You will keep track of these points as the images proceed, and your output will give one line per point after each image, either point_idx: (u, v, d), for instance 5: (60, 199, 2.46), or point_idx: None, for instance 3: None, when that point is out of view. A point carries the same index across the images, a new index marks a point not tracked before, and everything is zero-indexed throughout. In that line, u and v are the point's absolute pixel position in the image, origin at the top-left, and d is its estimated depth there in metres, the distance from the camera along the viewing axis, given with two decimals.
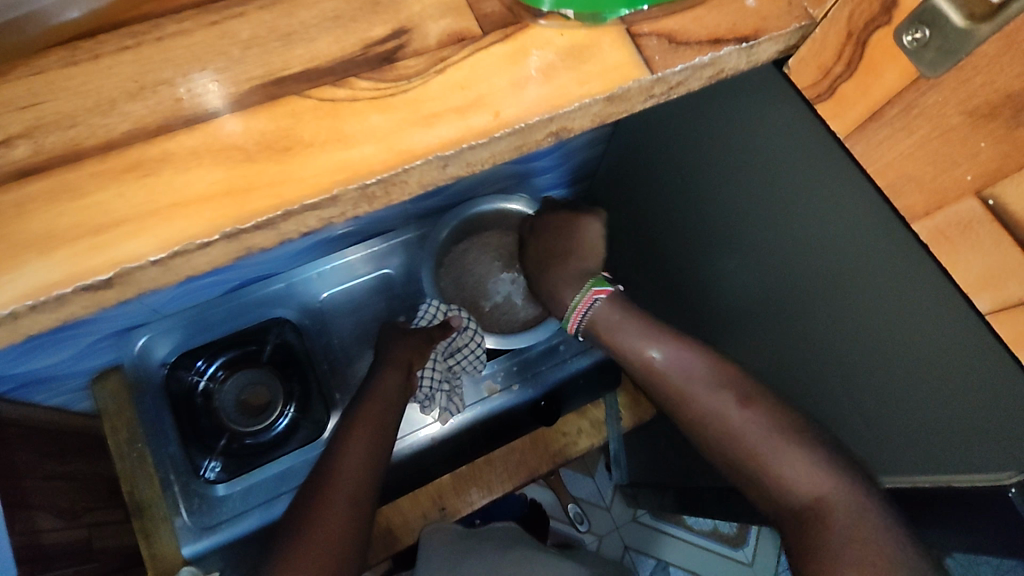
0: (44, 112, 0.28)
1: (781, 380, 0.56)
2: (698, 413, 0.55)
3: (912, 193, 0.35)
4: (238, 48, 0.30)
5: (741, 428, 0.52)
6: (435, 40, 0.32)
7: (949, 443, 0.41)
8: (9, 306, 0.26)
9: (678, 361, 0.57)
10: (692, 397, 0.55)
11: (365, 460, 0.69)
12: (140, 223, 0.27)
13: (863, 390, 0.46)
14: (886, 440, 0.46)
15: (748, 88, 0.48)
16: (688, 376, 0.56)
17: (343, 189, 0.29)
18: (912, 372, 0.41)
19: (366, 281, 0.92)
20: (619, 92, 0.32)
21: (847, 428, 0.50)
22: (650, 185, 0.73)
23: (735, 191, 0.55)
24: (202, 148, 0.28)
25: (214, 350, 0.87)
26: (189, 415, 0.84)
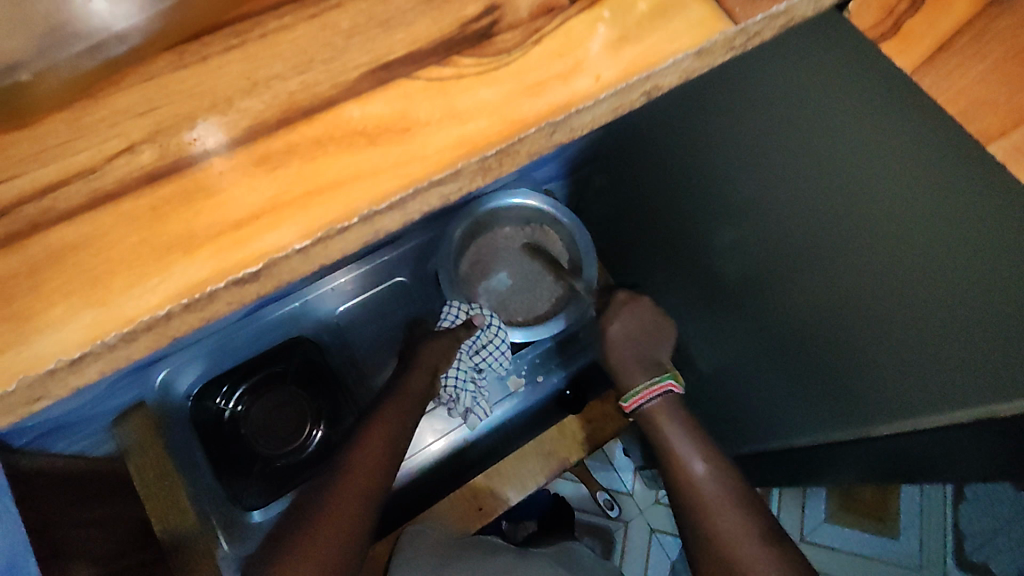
0: (163, 116, 0.28)
1: (811, 332, 0.58)
2: (720, 528, 0.62)
3: (985, 116, 0.34)
4: (341, 38, 0.30)
5: (752, 553, 0.59)
6: (527, 12, 0.32)
7: (980, 358, 0.42)
8: (165, 306, 0.26)
9: (713, 480, 0.66)
10: (718, 510, 0.63)
11: (382, 457, 0.68)
12: (279, 215, 0.27)
13: (897, 335, 0.48)
14: (908, 381, 0.48)
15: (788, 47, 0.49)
16: (718, 493, 0.65)
17: (466, 162, 0.29)
18: (949, 302, 0.43)
19: (377, 292, 0.96)
20: (707, 46, 0.33)
21: (876, 366, 0.51)
22: (663, 164, 0.75)
23: (760, 156, 0.57)
24: (326, 137, 0.29)
25: (239, 376, 0.89)
26: (217, 444, 0.86)
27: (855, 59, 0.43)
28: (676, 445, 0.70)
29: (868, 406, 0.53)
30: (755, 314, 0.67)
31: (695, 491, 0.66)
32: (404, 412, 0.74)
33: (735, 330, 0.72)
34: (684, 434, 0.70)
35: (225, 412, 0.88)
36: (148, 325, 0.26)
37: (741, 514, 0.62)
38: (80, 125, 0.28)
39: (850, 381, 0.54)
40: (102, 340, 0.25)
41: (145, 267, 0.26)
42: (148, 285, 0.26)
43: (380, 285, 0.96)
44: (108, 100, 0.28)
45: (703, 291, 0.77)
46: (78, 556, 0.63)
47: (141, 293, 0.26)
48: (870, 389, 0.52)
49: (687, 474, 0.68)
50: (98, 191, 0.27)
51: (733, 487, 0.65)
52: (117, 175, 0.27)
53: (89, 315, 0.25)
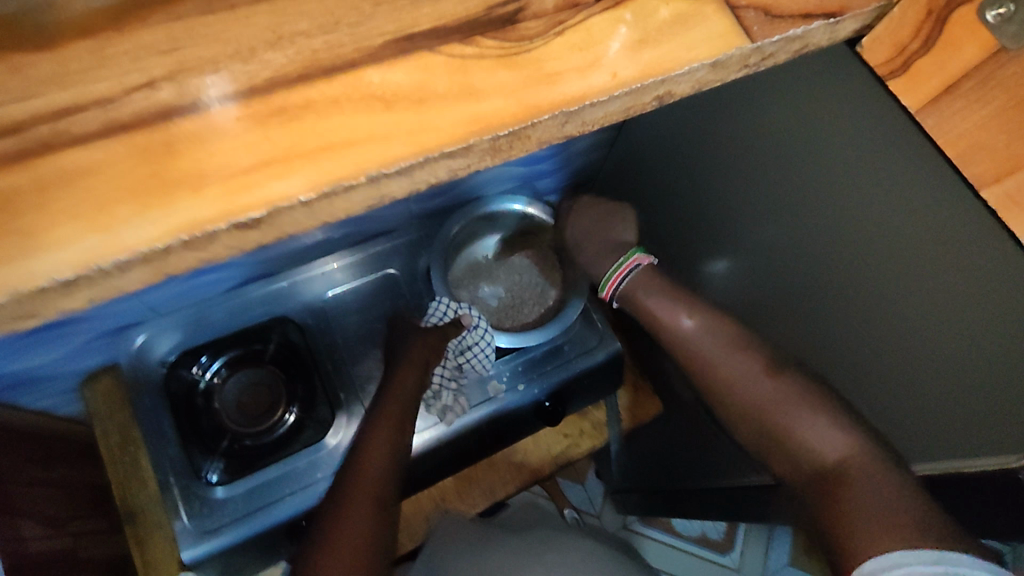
0: (186, 56, 0.29)
1: (808, 362, 0.57)
2: (727, 377, 0.63)
3: (981, 161, 0.36)
4: (369, 5, 0.31)
5: (757, 390, 0.60)
6: (551, 5, 0.33)
7: (968, 410, 0.41)
8: (164, 240, 0.26)
9: (701, 330, 0.67)
10: (717, 358, 0.64)
11: (383, 468, 0.71)
12: (289, 164, 0.27)
13: (889, 369, 0.47)
14: (907, 417, 0.47)
15: (799, 81, 0.49)
16: (710, 343, 0.65)
17: (478, 138, 0.30)
18: (933, 344, 0.43)
19: (368, 282, 0.91)
20: (723, 59, 0.34)
21: (881, 407, 0.50)
22: (671, 183, 0.74)
23: (760, 185, 0.56)
24: (343, 97, 0.29)
25: (218, 348, 0.85)
26: (189, 416, 0.82)
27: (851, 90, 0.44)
28: (658, 312, 0.70)
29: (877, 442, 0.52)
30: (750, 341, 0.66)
31: (686, 347, 0.67)
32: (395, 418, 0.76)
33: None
34: (666, 296, 0.71)
35: (201, 381, 0.84)
36: (144, 257, 0.26)
37: (747, 355, 0.62)
38: (103, 54, 0.28)
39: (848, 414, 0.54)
40: (98, 266, 0.25)
41: (151, 199, 0.26)
42: (150, 218, 0.26)
43: (369, 276, 0.92)
44: (134, 34, 0.28)
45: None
46: (29, 516, 0.67)
47: (142, 225, 0.26)
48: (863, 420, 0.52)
49: (676, 331, 0.69)
50: (113, 120, 0.27)
51: (733, 334, 0.64)
52: (134, 107, 0.27)
53: (89, 240, 0.25)
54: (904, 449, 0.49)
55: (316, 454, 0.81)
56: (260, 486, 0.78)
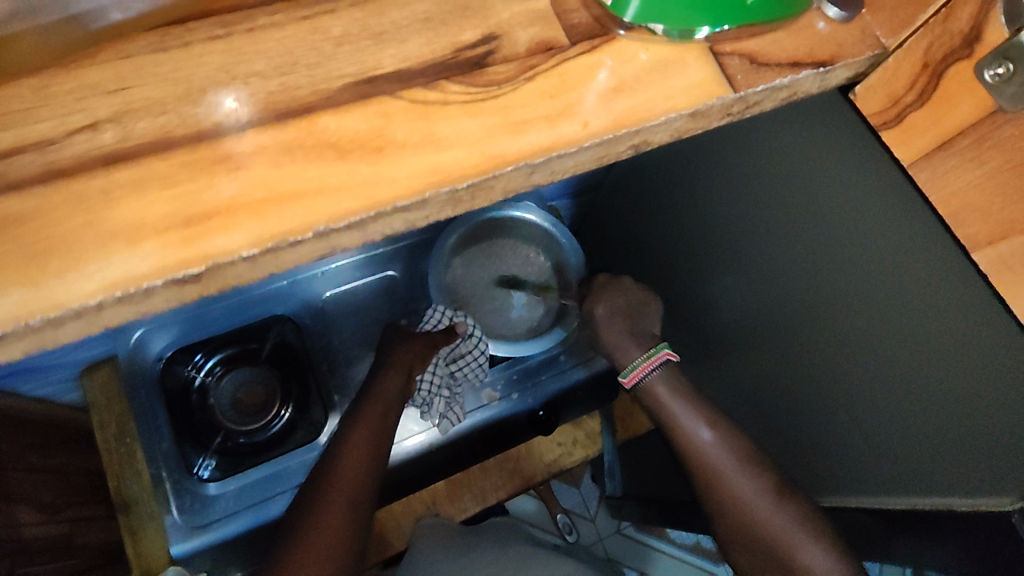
0: (133, 97, 0.27)
1: (781, 398, 0.55)
2: (731, 495, 0.57)
3: (975, 222, 0.34)
4: (330, 45, 0.30)
5: (768, 515, 0.55)
6: (524, 47, 0.32)
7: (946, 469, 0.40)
8: (97, 296, 0.25)
9: (722, 447, 0.58)
10: (728, 477, 0.57)
11: (365, 467, 0.65)
12: (233, 217, 0.27)
13: (876, 416, 0.45)
14: (880, 465, 0.45)
15: (805, 113, 0.46)
16: (726, 463, 0.57)
17: (436, 192, 0.29)
18: (929, 399, 0.40)
19: (367, 284, 0.88)
20: (703, 109, 0.33)
21: (850, 450, 0.48)
22: (658, 198, 0.70)
23: (760, 214, 0.53)
24: (295, 144, 0.28)
25: (212, 346, 0.84)
26: (183, 412, 0.81)
27: (847, 123, 0.41)
28: (675, 414, 0.61)
29: (843, 480, 0.50)
30: (727, 366, 0.63)
31: (703, 463, 0.58)
32: (380, 416, 0.70)
33: (710, 379, 0.66)
34: (683, 400, 0.61)
35: (196, 379, 0.83)
36: (77, 313, 0.25)
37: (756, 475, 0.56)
38: (46, 94, 0.27)
39: (822, 458, 0.52)
40: (26, 322, 0.24)
41: (85, 251, 0.25)
42: (83, 272, 0.25)
43: (369, 277, 0.89)
44: (80, 72, 0.27)
45: (683, 334, 0.72)
46: (23, 502, 0.65)
47: (74, 279, 0.25)
48: (839, 466, 0.50)
49: (694, 445, 0.59)
50: (51, 165, 0.26)
51: (745, 450, 0.58)
52: (74, 151, 0.26)
53: (18, 294, 0.24)
54: (874, 490, 0.46)
55: (308, 454, 0.82)
56: (253, 483, 0.79)
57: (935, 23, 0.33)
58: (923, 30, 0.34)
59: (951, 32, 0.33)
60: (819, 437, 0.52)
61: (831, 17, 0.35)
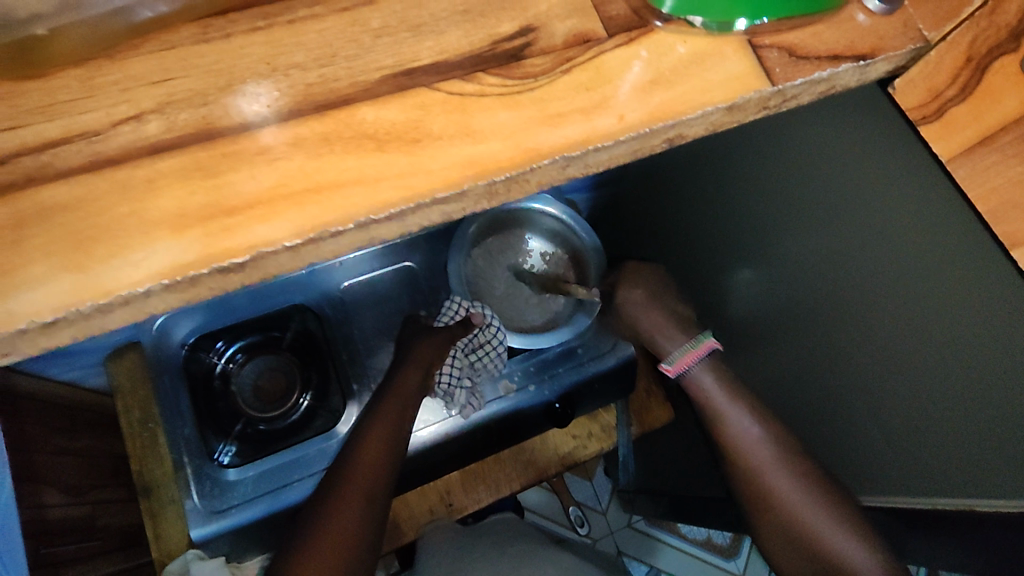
0: (177, 88, 0.28)
1: (807, 389, 0.55)
2: (769, 487, 0.57)
3: (1016, 220, 0.33)
4: (368, 36, 0.30)
5: (809, 509, 0.54)
6: (561, 40, 0.32)
7: (981, 461, 0.39)
8: (144, 284, 0.25)
9: (766, 441, 0.57)
10: (767, 468, 0.57)
11: (381, 462, 0.66)
12: (273, 207, 0.27)
13: (903, 412, 0.44)
14: (909, 458, 0.45)
15: (836, 109, 0.45)
16: (767, 455, 0.57)
17: (472, 184, 0.29)
18: (965, 392, 0.39)
19: (387, 273, 0.89)
20: (739, 102, 0.32)
21: (880, 446, 0.48)
22: (682, 186, 0.70)
23: (785, 208, 0.53)
24: (333, 136, 0.28)
25: (235, 334, 0.85)
26: (205, 397, 0.83)
27: (881, 104, 0.40)
28: (721, 407, 0.60)
29: (872, 472, 0.50)
30: (753, 356, 0.63)
31: (746, 456, 0.58)
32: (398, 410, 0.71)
33: (743, 367, 0.66)
34: (727, 391, 0.60)
35: (219, 365, 0.85)
36: (124, 300, 0.25)
37: (801, 473, 0.55)
38: (93, 84, 0.28)
39: (851, 450, 0.52)
40: (77, 307, 0.25)
41: (132, 240, 0.26)
42: (131, 260, 0.26)
43: (390, 268, 0.89)
44: (125, 63, 0.28)
45: (712, 324, 0.70)
46: (52, 483, 0.67)
47: (122, 266, 0.25)
48: (867, 458, 0.50)
49: (737, 436, 0.59)
50: (98, 154, 0.27)
51: (791, 446, 0.57)
52: (120, 141, 0.27)
53: (67, 280, 0.25)
54: (903, 484, 0.46)
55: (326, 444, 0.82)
56: (270, 471, 0.79)
57: (981, 17, 0.34)
58: (968, 22, 0.34)
59: (997, 26, 0.33)
60: (849, 432, 0.51)
61: (872, 9, 0.34)
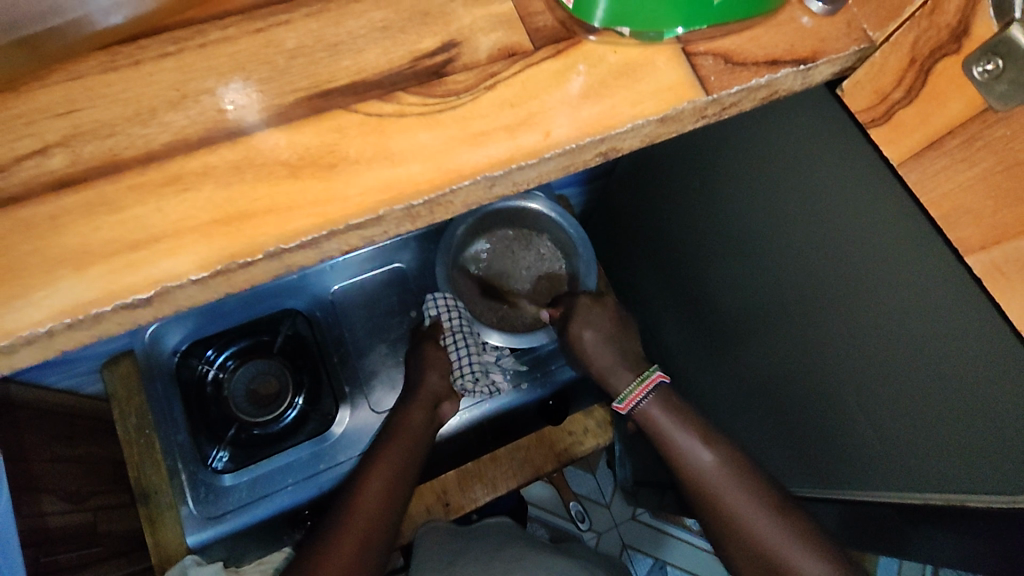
0: (82, 119, 0.27)
1: (779, 390, 0.54)
2: (731, 512, 0.54)
3: (967, 225, 0.32)
4: (283, 58, 0.29)
5: (767, 530, 0.52)
6: (485, 54, 0.31)
7: (946, 462, 0.38)
8: (45, 323, 0.25)
9: (720, 465, 0.56)
10: (724, 492, 0.55)
11: (381, 502, 0.65)
12: (179, 241, 0.26)
13: (889, 412, 0.42)
14: (879, 458, 0.44)
15: (808, 108, 0.43)
16: (725, 479, 0.55)
17: (388, 209, 0.28)
18: (930, 394, 0.38)
19: (376, 276, 0.88)
20: (672, 114, 0.31)
21: (848, 448, 0.46)
22: (661, 182, 0.68)
23: (767, 202, 0.50)
24: (246, 164, 0.28)
25: (225, 340, 0.83)
26: (198, 405, 0.80)
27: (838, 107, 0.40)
28: (671, 436, 0.59)
29: (838, 473, 0.49)
30: (727, 358, 0.62)
31: (701, 483, 0.56)
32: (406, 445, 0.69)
33: (723, 369, 0.63)
34: (676, 420, 0.59)
35: (210, 373, 0.82)
36: (26, 340, 0.25)
37: (755, 492, 0.54)
38: None
39: (820, 453, 0.50)
40: None
41: (32, 278, 0.25)
42: (31, 299, 0.25)
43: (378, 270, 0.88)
44: (30, 95, 0.27)
45: (696, 319, 0.67)
46: (49, 491, 0.64)
47: (22, 307, 0.25)
48: (832, 459, 0.49)
49: (693, 466, 0.57)
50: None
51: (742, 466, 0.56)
52: (23, 176, 0.26)
53: None
54: (870, 485, 0.45)
55: (315, 448, 0.81)
56: (264, 476, 0.78)
57: (922, 16, 0.31)
58: (911, 22, 0.32)
59: (938, 25, 0.31)
60: (828, 432, 0.48)
61: (815, 10, 0.33)
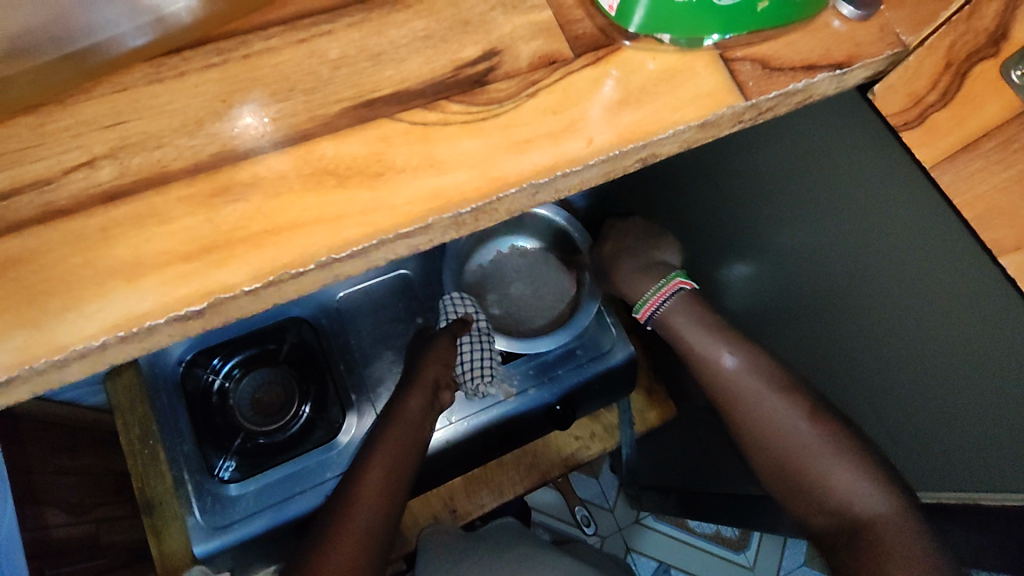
0: (129, 131, 0.27)
1: (814, 381, 0.53)
2: (761, 417, 0.52)
3: (1001, 226, 0.32)
4: (327, 68, 0.29)
5: (798, 431, 0.50)
6: (526, 62, 0.31)
7: (987, 460, 0.38)
8: (98, 337, 0.25)
9: (748, 369, 0.53)
10: (761, 399, 0.52)
11: (387, 487, 0.64)
12: (231, 251, 0.26)
13: (915, 410, 0.43)
14: (922, 452, 0.44)
15: (814, 113, 0.43)
16: (759, 385, 0.52)
17: (436, 218, 0.28)
18: (965, 394, 0.38)
19: (382, 283, 0.87)
20: (712, 119, 0.31)
21: (893, 437, 0.46)
22: (671, 181, 0.68)
23: (776, 201, 0.50)
24: (293, 173, 0.28)
25: (231, 349, 0.82)
26: (204, 413, 0.80)
27: (851, 106, 0.39)
28: (695, 343, 0.56)
29: (886, 465, 0.48)
30: (754, 354, 0.62)
31: (727, 388, 0.54)
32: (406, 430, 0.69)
33: None
34: (700, 326, 0.57)
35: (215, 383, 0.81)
36: (79, 354, 0.25)
37: (787, 395, 0.51)
38: (43, 131, 0.27)
39: (863, 441, 0.50)
40: (30, 365, 0.24)
41: (85, 291, 0.25)
42: (85, 311, 0.25)
43: (385, 275, 0.87)
44: (76, 107, 0.27)
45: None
46: (52, 503, 0.63)
47: (75, 319, 0.25)
48: (879, 452, 0.48)
49: (716, 369, 0.54)
50: (50, 205, 0.26)
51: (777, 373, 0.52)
52: (72, 189, 0.26)
53: (20, 337, 0.24)
54: (918, 479, 0.45)
55: (326, 456, 0.80)
56: (274, 483, 0.77)
57: (959, 20, 0.32)
58: (946, 27, 0.33)
59: (976, 30, 0.32)
60: (861, 428, 0.50)
61: (847, 14, 0.33)
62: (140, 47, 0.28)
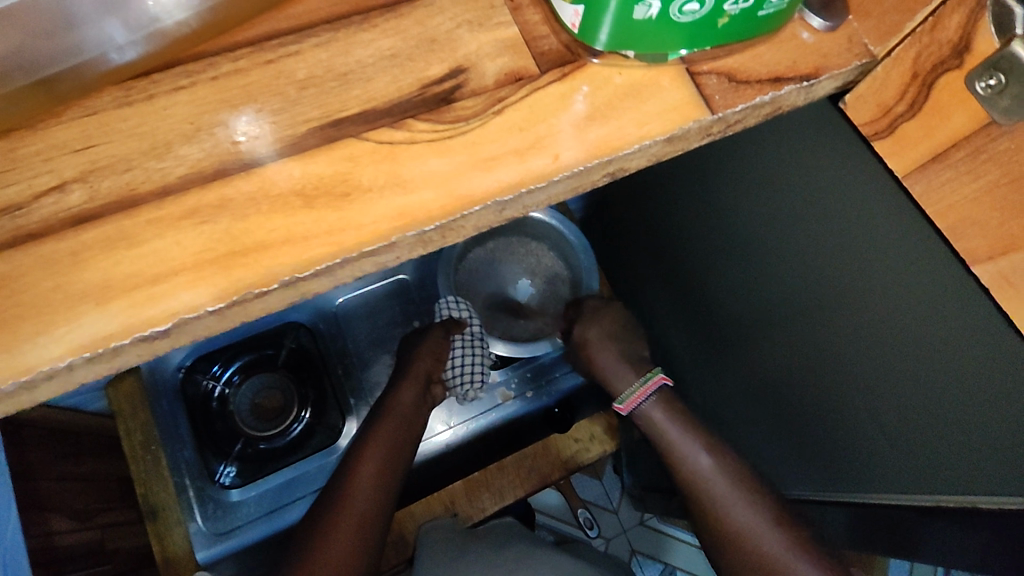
0: (98, 155, 0.28)
1: (788, 390, 0.53)
2: (732, 522, 0.57)
3: (973, 236, 0.32)
4: (294, 88, 0.29)
5: (768, 541, 0.54)
6: (492, 79, 0.31)
7: (960, 467, 0.38)
8: (65, 358, 0.25)
9: (719, 473, 0.59)
10: (730, 501, 0.58)
11: (381, 475, 0.65)
12: (200, 273, 0.27)
13: (891, 416, 0.43)
14: (893, 460, 0.44)
15: (797, 120, 0.43)
16: (726, 487, 0.59)
17: (401, 236, 0.28)
18: (942, 401, 0.38)
19: (378, 288, 0.88)
20: (678, 133, 0.32)
21: (862, 447, 0.46)
22: (661, 186, 0.67)
23: (768, 204, 0.50)
24: (261, 194, 0.28)
25: (229, 355, 0.82)
26: (203, 419, 0.80)
27: (828, 112, 0.39)
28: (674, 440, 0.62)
29: (853, 475, 0.48)
30: (736, 362, 0.62)
31: (701, 488, 0.60)
32: (398, 432, 0.69)
33: (730, 373, 0.63)
34: (678, 425, 0.63)
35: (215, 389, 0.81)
36: (48, 375, 0.25)
37: (753, 501, 0.57)
38: (15, 156, 0.28)
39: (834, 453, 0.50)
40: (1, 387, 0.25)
41: (54, 314, 0.26)
42: (54, 334, 0.26)
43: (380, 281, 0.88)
44: (47, 132, 0.28)
45: (702, 325, 0.68)
46: (57, 508, 0.61)
47: (44, 342, 0.25)
48: (848, 462, 0.48)
49: (692, 469, 0.61)
50: (21, 229, 0.27)
51: (742, 475, 0.59)
52: (42, 214, 0.27)
53: None
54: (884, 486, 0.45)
55: (327, 459, 0.81)
56: (271, 490, 0.79)
57: (923, 32, 0.32)
58: (911, 38, 0.33)
59: (939, 42, 0.32)
60: (840, 436, 0.49)
61: (816, 26, 0.33)
62: (110, 70, 0.29)
